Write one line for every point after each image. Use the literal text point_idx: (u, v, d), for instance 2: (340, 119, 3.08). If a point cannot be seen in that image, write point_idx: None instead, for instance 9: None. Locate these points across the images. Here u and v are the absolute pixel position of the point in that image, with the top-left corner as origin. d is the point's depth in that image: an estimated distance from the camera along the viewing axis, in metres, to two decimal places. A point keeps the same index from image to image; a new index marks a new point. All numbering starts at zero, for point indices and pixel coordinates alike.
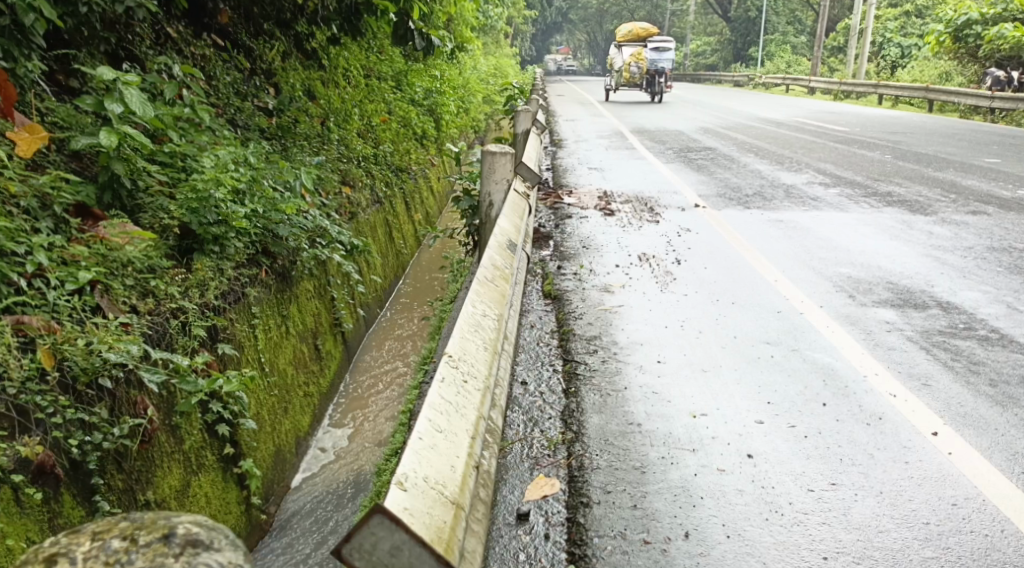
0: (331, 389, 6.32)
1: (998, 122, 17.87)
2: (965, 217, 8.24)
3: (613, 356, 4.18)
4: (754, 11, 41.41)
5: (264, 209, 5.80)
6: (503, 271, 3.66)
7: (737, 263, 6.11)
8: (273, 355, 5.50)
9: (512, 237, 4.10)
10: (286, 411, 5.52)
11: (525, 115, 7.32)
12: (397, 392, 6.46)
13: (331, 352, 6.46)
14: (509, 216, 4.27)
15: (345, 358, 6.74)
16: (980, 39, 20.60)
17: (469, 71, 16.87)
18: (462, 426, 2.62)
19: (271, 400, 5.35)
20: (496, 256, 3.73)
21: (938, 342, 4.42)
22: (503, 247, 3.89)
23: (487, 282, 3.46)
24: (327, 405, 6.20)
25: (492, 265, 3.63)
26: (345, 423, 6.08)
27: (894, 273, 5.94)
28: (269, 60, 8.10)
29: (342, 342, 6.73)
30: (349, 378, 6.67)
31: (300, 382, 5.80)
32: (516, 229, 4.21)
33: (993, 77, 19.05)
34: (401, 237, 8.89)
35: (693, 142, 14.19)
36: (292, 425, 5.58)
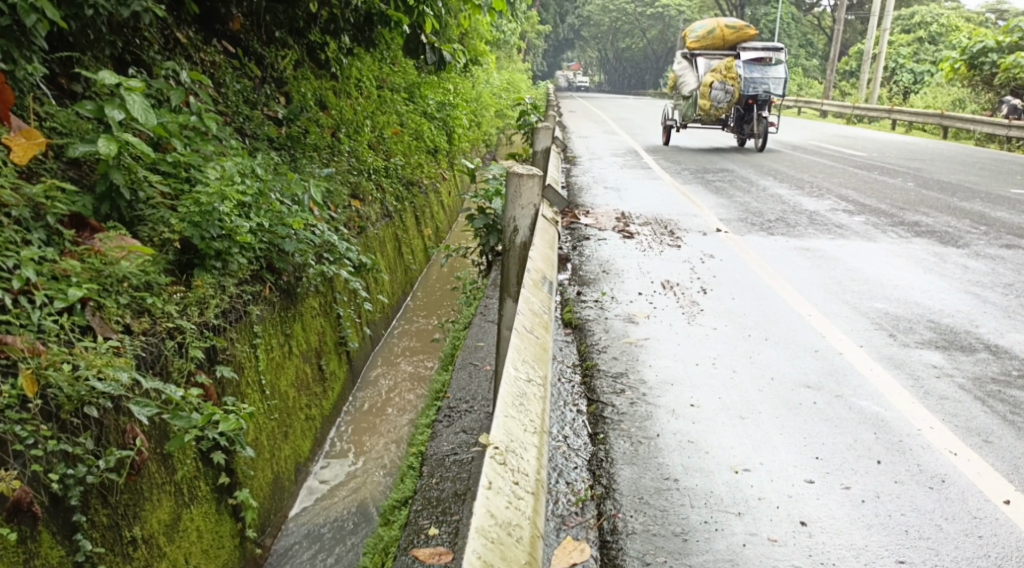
0: (334, 411, 6.01)
1: (1015, 152, 17.50)
2: (999, 250, 7.93)
3: (642, 398, 3.85)
4: (767, 33, 41.24)
5: (271, 223, 5.49)
6: (539, 314, 3.29)
7: (766, 294, 5.80)
8: (274, 376, 5.19)
9: (546, 274, 3.73)
10: (286, 436, 5.21)
11: (546, 132, 7.03)
12: (404, 416, 6.15)
13: (335, 373, 6.15)
14: (542, 252, 3.89)
15: (349, 379, 6.42)
16: (996, 67, 20.30)
17: (482, 85, 16.63)
18: (516, 553, 2.25)
19: (271, 424, 5.03)
20: (533, 300, 3.36)
21: (993, 392, 4.11)
22: (537, 286, 3.51)
23: (525, 331, 3.09)
24: (329, 428, 5.88)
25: (530, 312, 3.25)
26: (349, 447, 5.77)
27: (934, 311, 5.62)
28: (280, 69, 7.85)
29: (347, 362, 6.42)
30: (353, 400, 6.35)
31: (302, 404, 5.49)
32: (547, 263, 3.83)
33: (1009, 106, 18.78)
34: (410, 253, 8.60)
35: (710, 162, 13.92)
36: (293, 450, 5.26)
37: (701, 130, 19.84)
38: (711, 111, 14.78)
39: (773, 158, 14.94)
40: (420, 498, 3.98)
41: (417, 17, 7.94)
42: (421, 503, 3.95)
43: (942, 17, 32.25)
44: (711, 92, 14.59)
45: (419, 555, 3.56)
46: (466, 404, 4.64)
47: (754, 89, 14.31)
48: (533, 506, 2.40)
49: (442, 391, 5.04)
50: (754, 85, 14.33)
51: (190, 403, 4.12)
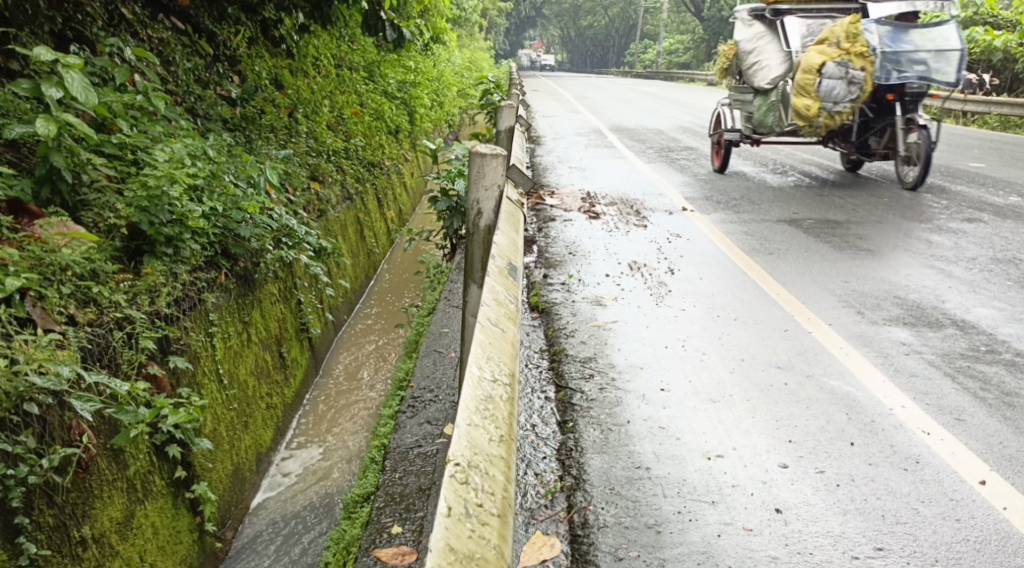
0: (297, 399, 5.85)
1: (971, 126, 17.68)
2: (961, 224, 7.94)
3: (611, 383, 3.75)
4: (727, 11, 41.31)
5: (224, 207, 5.28)
6: (506, 302, 3.07)
7: (734, 273, 5.73)
8: (232, 366, 5.00)
9: (512, 258, 3.51)
10: (246, 426, 5.04)
11: (508, 111, 6.90)
12: (368, 403, 6.01)
13: (297, 360, 5.98)
14: (507, 236, 3.66)
15: (312, 366, 6.26)
16: None
17: (444, 64, 16.39)
18: None
19: (229, 414, 4.86)
20: (498, 288, 3.14)
21: (962, 367, 4.08)
22: (503, 273, 3.30)
23: (491, 325, 2.85)
24: (291, 417, 5.72)
25: (497, 304, 3.01)
26: (311, 437, 5.63)
27: (901, 287, 5.58)
28: (233, 47, 7.60)
29: (308, 348, 6.26)
30: (316, 387, 6.20)
31: (262, 394, 5.33)
32: (512, 247, 3.62)
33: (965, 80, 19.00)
34: (373, 235, 8.42)
35: (673, 140, 13.86)
36: (254, 440, 5.11)
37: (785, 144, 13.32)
38: (817, 121, 8.29)
39: (736, 135, 14.93)
40: (382, 495, 3.84)
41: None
42: (383, 500, 3.82)
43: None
44: (823, 88, 8.09)
45: (381, 556, 3.45)
46: (431, 393, 4.52)
47: (903, 73, 8.13)
48: (500, 531, 2.22)
49: (404, 380, 4.91)
50: (898, 63, 8.22)
51: (137, 399, 3.96)
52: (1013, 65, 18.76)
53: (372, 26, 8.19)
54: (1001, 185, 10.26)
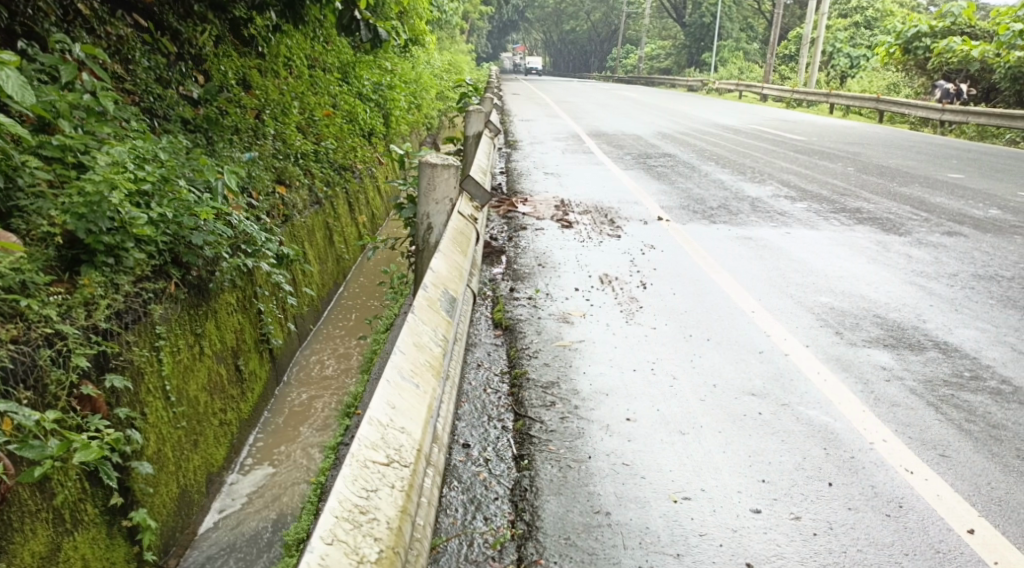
0: (254, 415, 5.42)
1: (948, 135, 17.65)
2: (942, 238, 7.78)
3: (573, 412, 3.50)
4: (709, 17, 41.26)
5: (176, 213, 4.88)
6: (427, 346, 2.84)
7: (709, 289, 5.50)
8: (181, 381, 4.59)
9: (449, 286, 3.26)
10: (196, 445, 4.64)
11: (477, 116, 6.64)
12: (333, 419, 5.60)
13: (255, 373, 5.55)
14: (446, 258, 3.39)
15: (272, 377, 5.86)
16: (929, 52, 20.45)
17: (423, 66, 16.08)
18: None
19: (176, 434, 4.45)
20: (421, 327, 2.89)
21: (946, 396, 3.88)
22: (433, 307, 3.05)
23: (402, 379, 2.61)
24: (248, 434, 5.31)
25: (416, 351, 2.77)
26: (272, 457, 5.21)
27: (881, 305, 5.38)
28: (199, 45, 7.24)
29: (269, 360, 5.85)
30: (276, 399, 5.80)
31: (216, 411, 4.91)
32: (451, 270, 3.36)
33: (941, 90, 18.99)
34: (342, 241, 8.10)
35: (653, 147, 13.67)
36: (204, 460, 4.71)
37: (807, 169, 12.07)
38: None
39: (716, 142, 14.76)
40: None
41: None
42: None
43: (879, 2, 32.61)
44: None
45: None
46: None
47: None
48: None
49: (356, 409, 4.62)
50: None
51: (46, 431, 3.62)
52: (990, 74, 18.77)
53: (346, 28, 7.88)
54: (981, 197, 10.11)
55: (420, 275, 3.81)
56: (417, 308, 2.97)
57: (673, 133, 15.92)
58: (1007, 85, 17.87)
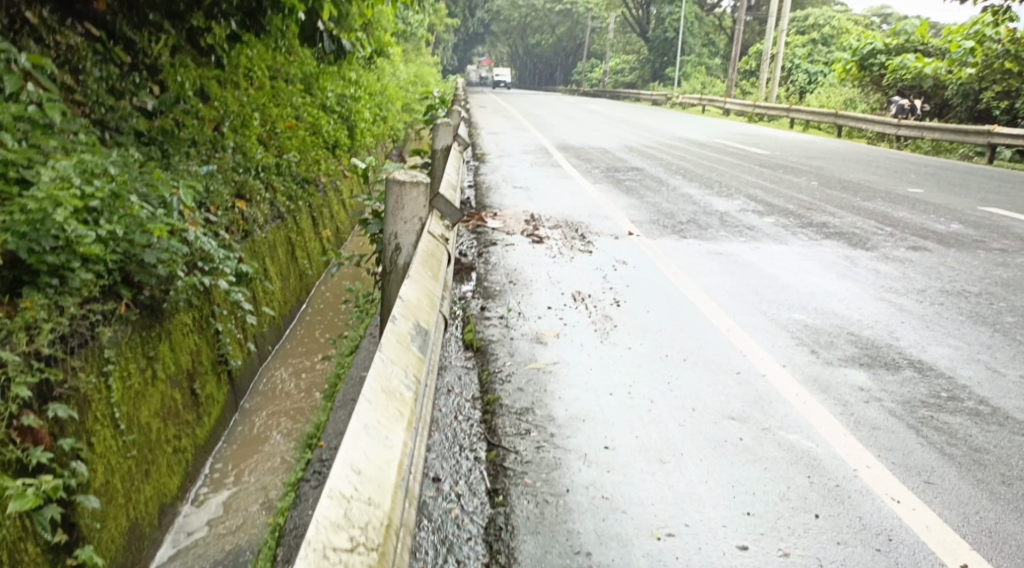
0: (210, 441, 5.19)
1: (903, 150, 17.87)
2: (908, 253, 7.75)
3: (548, 441, 3.37)
4: (672, 31, 41.61)
5: (127, 231, 4.67)
6: (397, 391, 2.59)
7: (683, 306, 5.40)
8: (131, 408, 4.38)
9: (416, 319, 3.03)
10: (147, 475, 4.42)
11: (445, 129, 6.50)
12: (294, 441, 5.37)
13: (212, 397, 5.32)
14: (412, 289, 3.17)
15: (231, 401, 5.63)
16: (884, 69, 20.76)
17: (388, 78, 15.91)
18: None
19: (126, 464, 4.23)
20: (388, 370, 2.64)
21: (926, 418, 3.76)
22: (402, 344, 2.81)
23: (368, 436, 2.35)
24: (203, 461, 5.08)
25: (385, 399, 2.51)
26: (229, 483, 4.99)
27: (854, 322, 5.30)
28: (154, 55, 7.01)
29: (227, 382, 5.62)
30: (235, 423, 5.57)
31: (169, 437, 4.70)
32: (418, 301, 3.13)
33: (897, 106, 19.25)
34: (305, 256, 7.88)
35: (619, 160, 13.62)
36: (155, 490, 4.48)
37: (772, 183, 12.07)
38: None
39: (682, 156, 14.77)
40: None
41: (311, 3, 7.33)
42: None
43: (834, 19, 33.15)
44: None
45: None
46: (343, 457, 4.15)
47: None
48: None
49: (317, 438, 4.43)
50: None
51: None
52: (943, 90, 19.06)
53: (308, 38, 7.71)
54: (942, 211, 10.17)
55: (388, 302, 3.64)
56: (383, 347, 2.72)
57: (639, 146, 15.90)
58: (958, 100, 18.15)
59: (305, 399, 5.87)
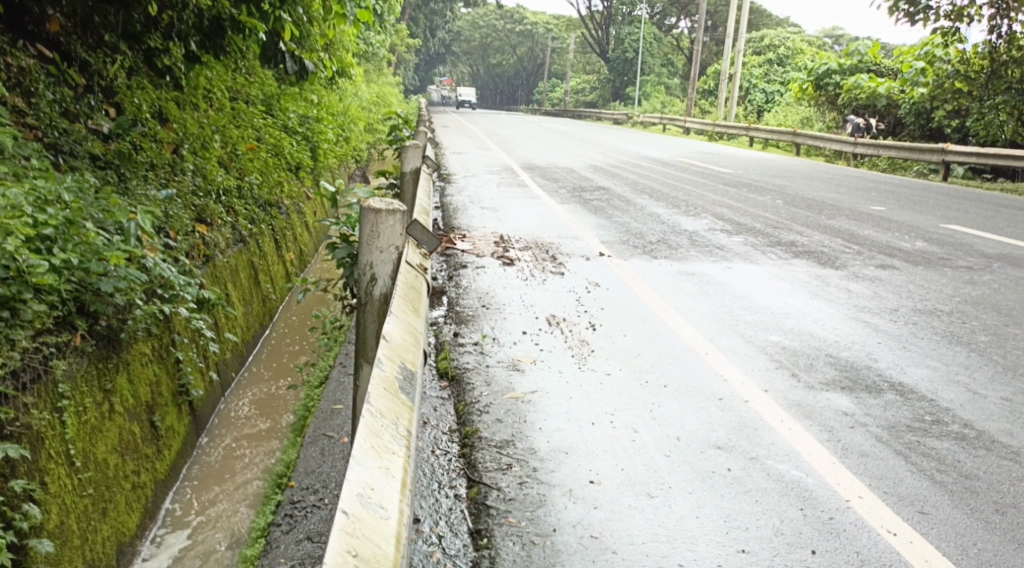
0: (171, 475, 4.95)
1: (860, 168, 18.10)
2: (876, 271, 7.74)
3: (532, 475, 3.27)
4: (631, 52, 41.99)
5: (81, 259, 4.47)
6: (388, 448, 2.39)
7: (659, 329, 5.32)
8: (88, 444, 4.15)
9: (401, 362, 2.86)
10: (104, 514, 4.19)
11: (414, 151, 6.36)
12: (261, 472, 5.15)
13: (173, 429, 5.09)
14: (393, 329, 3.00)
15: (192, 432, 5.38)
16: (839, 88, 21.07)
17: (350, 99, 15.77)
18: None
19: (81, 504, 4.00)
20: (377, 427, 2.44)
21: (912, 443, 3.69)
22: (389, 393, 2.63)
23: (363, 507, 2.13)
24: (164, 497, 4.83)
25: (377, 460, 2.32)
26: (194, 519, 4.75)
27: (832, 343, 5.25)
28: (109, 76, 6.81)
29: (188, 414, 5.39)
30: (197, 455, 5.32)
31: (128, 473, 4.47)
32: (400, 343, 2.96)
33: (854, 124, 19.52)
34: (269, 280, 7.67)
35: (585, 180, 13.58)
36: (113, 530, 4.25)
37: (738, 202, 12.08)
38: None
39: (647, 175, 14.77)
40: None
41: (273, 23, 7.18)
42: None
43: (789, 40, 33.72)
44: None
45: None
46: (315, 497, 3.96)
47: None
48: None
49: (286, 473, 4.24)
50: None
51: None
52: (897, 109, 19.39)
53: (270, 58, 7.57)
54: (905, 228, 10.24)
55: (365, 342, 3.44)
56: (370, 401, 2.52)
57: (604, 166, 15.89)
58: (911, 119, 18.46)
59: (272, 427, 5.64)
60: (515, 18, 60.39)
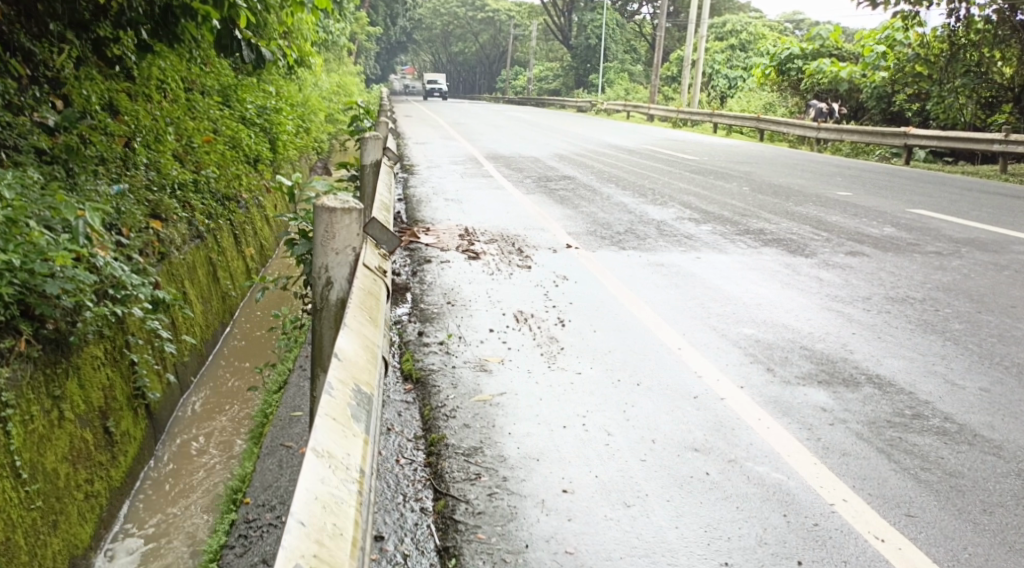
0: (127, 481, 4.67)
1: (823, 153, 18.14)
2: (846, 258, 7.67)
3: (501, 486, 3.12)
4: (594, 38, 41.87)
5: (25, 259, 4.26)
6: (336, 496, 2.13)
7: (630, 324, 5.21)
8: (35, 454, 3.91)
9: (355, 385, 2.61)
10: (55, 526, 3.93)
11: (374, 142, 6.16)
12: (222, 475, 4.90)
13: (129, 433, 4.81)
14: (345, 347, 2.75)
15: (150, 435, 5.10)
16: (801, 73, 21.09)
17: (309, 88, 15.46)
18: None
19: (29, 517, 3.75)
20: (323, 473, 2.17)
21: (893, 439, 3.58)
22: (339, 424, 2.37)
23: None
24: (121, 504, 4.56)
25: (324, 514, 2.06)
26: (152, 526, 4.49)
27: (805, 334, 5.15)
28: (56, 67, 6.55)
29: (146, 417, 5.10)
30: (157, 458, 5.04)
31: (80, 483, 4.21)
32: (353, 362, 2.71)
33: (817, 109, 19.56)
34: (229, 277, 7.38)
35: (550, 169, 13.42)
36: (65, 543, 3.99)
37: (705, 189, 11.99)
38: None
39: (613, 163, 14.65)
40: None
41: (228, 11, 6.87)
42: None
43: (751, 26, 33.81)
44: None
45: None
46: (271, 515, 3.74)
47: None
48: None
49: (241, 489, 4.02)
50: None
51: None
52: (858, 94, 19.46)
53: (225, 47, 7.26)
54: (872, 214, 10.22)
55: (320, 353, 3.26)
56: (315, 439, 2.25)
57: (569, 154, 15.74)
58: (872, 103, 18.55)
59: (232, 429, 5.40)
60: (477, 5, 59.94)
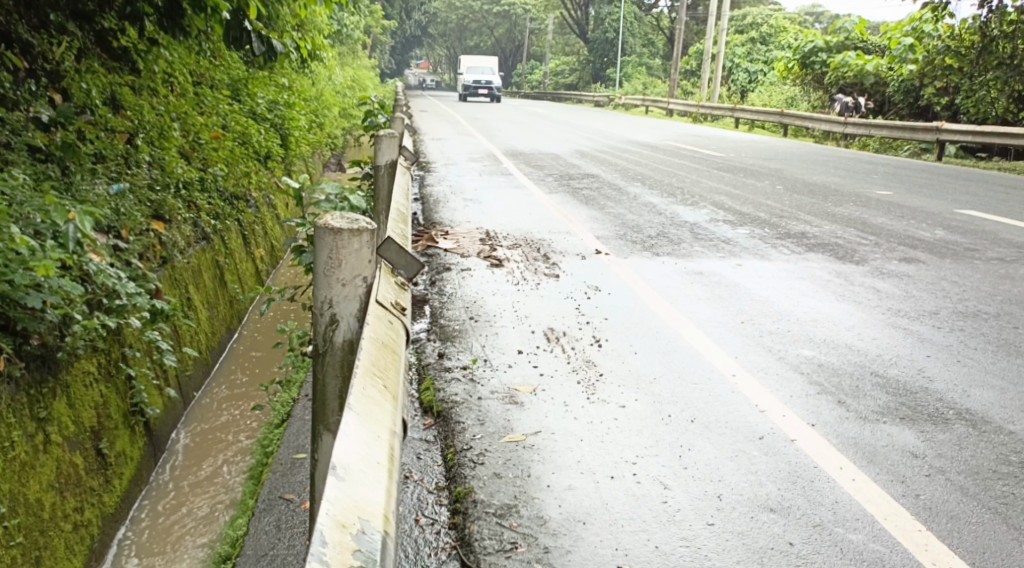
0: (122, 507, 4.02)
1: (851, 148, 17.47)
2: (900, 265, 7.05)
3: (542, 560, 2.63)
4: (612, 31, 41.25)
5: (5, 266, 3.65)
6: None
7: (674, 344, 4.65)
8: (15, 483, 3.28)
9: (362, 522, 1.79)
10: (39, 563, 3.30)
11: (390, 142, 5.60)
12: (233, 493, 4.31)
13: (125, 455, 4.17)
14: (346, 452, 1.94)
15: (149, 456, 4.45)
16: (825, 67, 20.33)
17: (323, 83, 14.86)
18: None
19: (8, 557, 3.12)
20: None
21: (1003, 494, 3.04)
22: None
23: None
24: (115, 533, 3.93)
25: None
26: (146, 552, 3.89)
27: (873, 357, 4.57)
28: (55, 58, 5.99)
29: (144, 435, 4.44)
30: (155, 481, 4.40)
31: (68, 513, 3.57)
32: (360, 477, 1.90)
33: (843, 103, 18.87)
34: (235, 280, 6.76)
35: (572, 166, 12.84)
36: None
37: (735, 188, 11.38)
38: None
39: (636, 160, 14.05)
40: None
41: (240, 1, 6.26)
42: None
43: (770, 19, 33.08)
44: None
45: None
46: None
47: None
48: None
49: (232, 553, 3.56)
50: None
51: None
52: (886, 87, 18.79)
53: (234, 40, 6.67)
54: (917, 215, 9.56)
55: (326, 405, 2.71)
56: None
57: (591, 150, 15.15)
58: (901, 97, 17.91)
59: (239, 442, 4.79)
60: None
